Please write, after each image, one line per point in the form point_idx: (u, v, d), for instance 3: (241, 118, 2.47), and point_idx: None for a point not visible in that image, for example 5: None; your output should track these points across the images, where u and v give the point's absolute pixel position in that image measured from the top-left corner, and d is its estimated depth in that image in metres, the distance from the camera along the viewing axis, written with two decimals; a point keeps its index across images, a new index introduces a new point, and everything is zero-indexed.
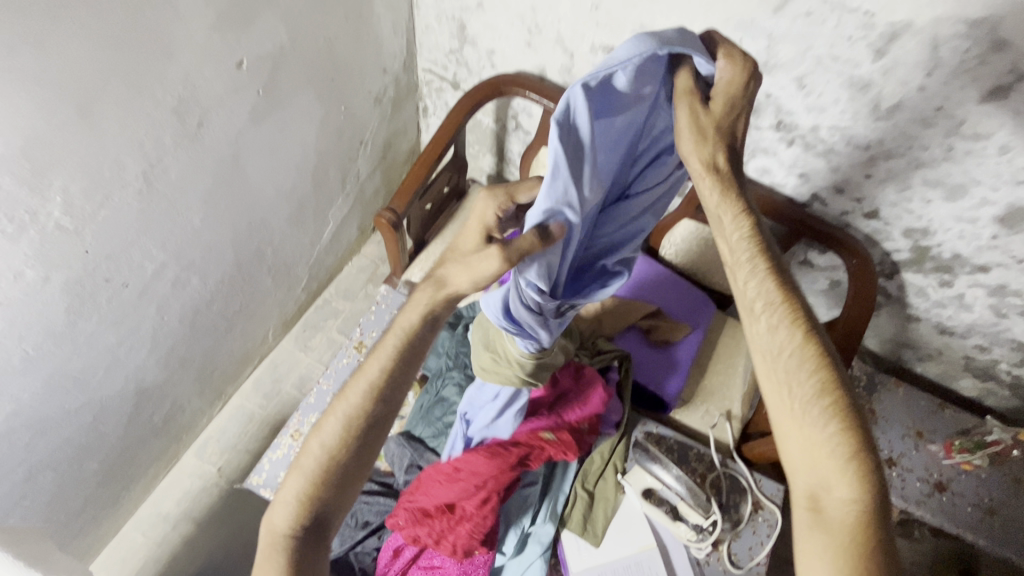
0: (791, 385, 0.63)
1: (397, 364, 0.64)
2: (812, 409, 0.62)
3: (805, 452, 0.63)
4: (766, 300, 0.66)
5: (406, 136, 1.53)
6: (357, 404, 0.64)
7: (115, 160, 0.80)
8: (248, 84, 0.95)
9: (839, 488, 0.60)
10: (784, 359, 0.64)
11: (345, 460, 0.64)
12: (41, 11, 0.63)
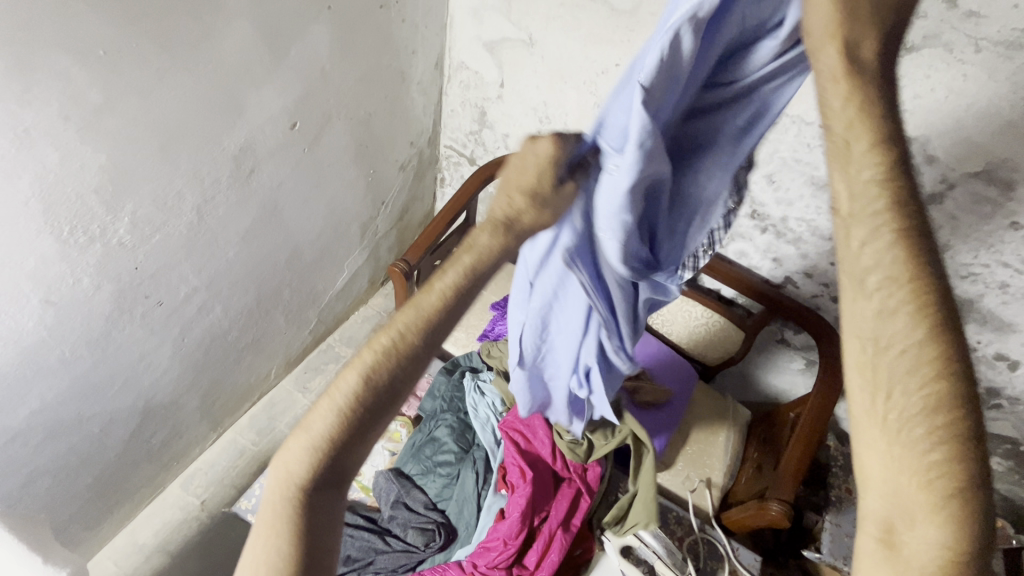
0: (891, 390, 0.46)
1: (408, 346, 0.50)
2: (913, 428, 0.44)
3: (888, 466, 0.46)
4: (892, 277, 0.46)
5: (423, 202, 1.70)
6: (352, 390, 0.49)
7: (177, 193, 0.93)
8: (296, 142, 1.11)
9: (922, 525, 0.44)
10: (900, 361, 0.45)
11: (337, 463, 0.50)
12: (151, 70, 0.79)
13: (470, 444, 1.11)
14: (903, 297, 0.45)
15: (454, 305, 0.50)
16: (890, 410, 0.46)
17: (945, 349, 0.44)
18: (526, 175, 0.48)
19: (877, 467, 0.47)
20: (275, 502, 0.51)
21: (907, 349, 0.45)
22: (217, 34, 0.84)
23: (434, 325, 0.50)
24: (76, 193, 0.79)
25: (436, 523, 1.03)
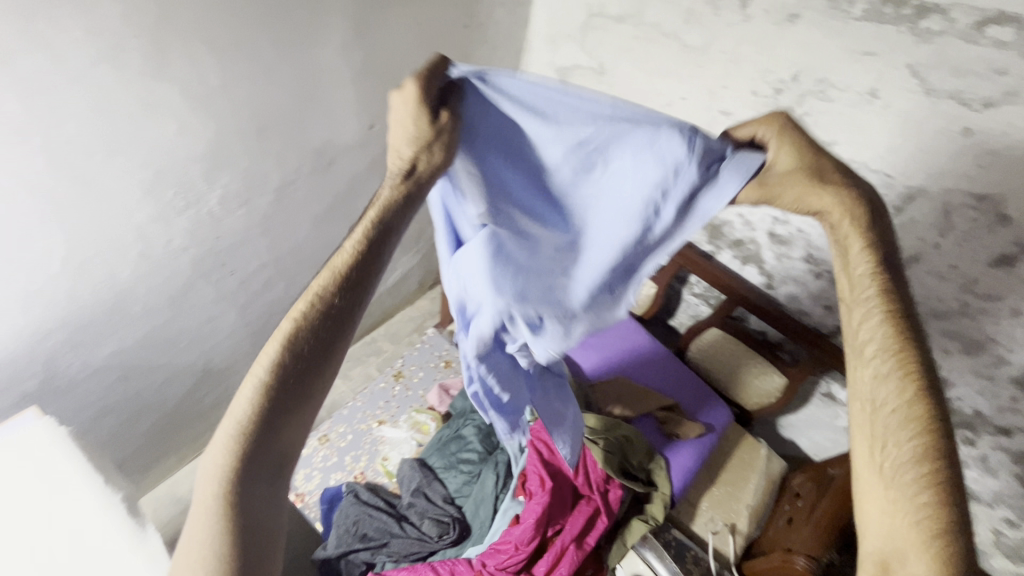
0: (881, 434, 0.41)
1: (323, 310, 0.45)
2: (905, 472, 0.39)
3: (879, 513, 0.40)
4: (877, 326, 0.43)
5: None
6: (267, 369, 0.44)
7: (264, 174, 1.03)
8: (372, 142, 1.20)
9: (910, 564, 0.38)
10: (887, 406, 0.41)
11: (264, 453, 0.45)
12: (261, 63, 0.89)
13: (493, 446, 1.14)
14: (886, 348, 0.42)
15: (373, 263, 0.48)
16: (882, 457, 0.41)
17: (922, 396, 0.40)
18: (405, 122, 0.49)
19: (872, 513, 0.41)
20: (197, 517, 0.44)
21: (895, 397, 0.41)
22: (320, 37, 0.94)
23: (349, 292, 0.47)
24: (181, 162, 0.89)
25: (452, 517, 1.06)
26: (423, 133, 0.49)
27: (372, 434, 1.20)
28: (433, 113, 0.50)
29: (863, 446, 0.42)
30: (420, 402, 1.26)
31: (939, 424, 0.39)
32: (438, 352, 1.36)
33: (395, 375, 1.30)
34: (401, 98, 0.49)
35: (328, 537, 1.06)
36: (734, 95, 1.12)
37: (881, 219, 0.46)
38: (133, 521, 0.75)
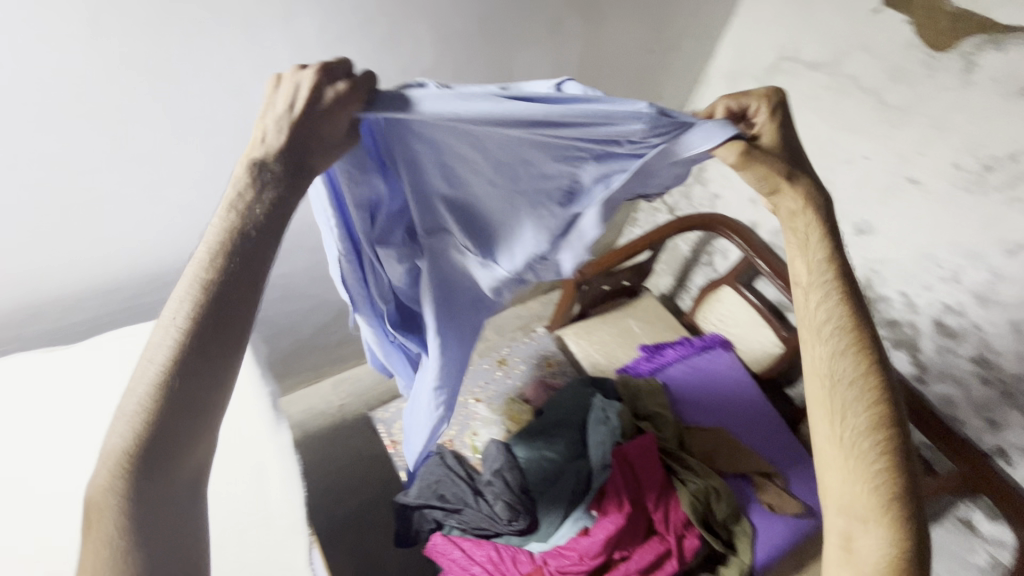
0: (849, 422, 0.63)
1: (202, 304, 0.49)
2: (863, 444, 0.62)
3: (841, 483, 0.63)
4: (842, 336, 0.66)
5: (609, 232, 1.86)
6: (155, 371, 0.48)
7: None
8: None
9: (870, 530, 0.60)
10: (851, 403, 0.64)
11: (164, 442, 0.47)
12: (467, 55, 1.00)
13: (579, 454, 1.15)
14: (850, 358, 0.65)
15: (268, 234, 0.52)
16: (846, 431, 0.63)
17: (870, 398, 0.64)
18: (274, 109, 0.53)
19: (836, 482, 0.63)
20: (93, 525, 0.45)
21: (862, 397, 0.64)
22: (520, 40, 1.04)
23: (242, 261, 0.51)
24: None
25: (524, 505, 1.05)
26: (283, 111, 0.53)
27: (468, 407, 1.26)
28: (291, 104, 0.53)
29: (827, 427, 0.64)
30: (515, 393, 1.31)
31: (888, 422, 0.63)
32: (541, 350, 1.42)
33: (499, 361, 1.37)
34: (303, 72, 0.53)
35: (410, 486, 1.11)
36: (932, 164, 1.03)
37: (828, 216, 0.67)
38: (273, 409, 0.90)
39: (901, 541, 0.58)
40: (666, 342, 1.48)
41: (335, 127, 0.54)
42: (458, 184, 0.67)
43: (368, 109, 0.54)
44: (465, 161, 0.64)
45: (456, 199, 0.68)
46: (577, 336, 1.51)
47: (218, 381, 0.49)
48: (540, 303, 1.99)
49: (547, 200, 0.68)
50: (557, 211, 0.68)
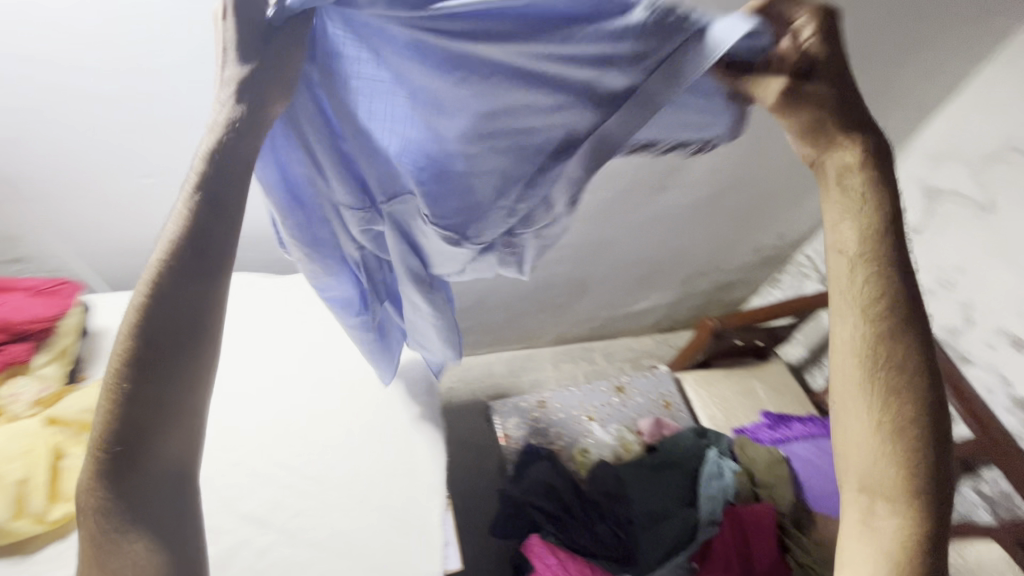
0: (888, 409, 0.57)
1: (139, 324, 0.49)
2: (895, 425, 0.56)
3: (861, 466, 0.58)
4: (880, 324, 0.57)
5: (745, 285, 1.81)
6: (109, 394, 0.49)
7: (618, 173, 1.18)
8: (709, 183, 1.29)
9: (891, 511, 0.55)
10: (890, 389, 0.57)
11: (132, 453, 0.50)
12: None
13: (688, 501, 1.14)
14: (877, 340, 0.57)
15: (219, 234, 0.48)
16: (880, 409, 0.57)
17: (899, 382, 0.57)
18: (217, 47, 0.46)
19: (858, 457, 0.58)
20: (91, 532, 0.50)
21: (893, 383, 0.57)
22: None
23: (193, 260, 0.48)
24: None
25: (626, 536, 1.06)
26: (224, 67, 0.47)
27: (583, 425, 1.29)
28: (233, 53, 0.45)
29: (857, 415, 0.58)
30: (630, 423, 1.31)
31: (917, 403, 0.57)
32: (661, 389, 1.40)
33: (618, 387, 1.38)
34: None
35: (519, 481, 1.15)
36: None
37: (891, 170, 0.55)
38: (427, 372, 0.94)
39: (920, 522, 0.55)
40: (793, 417, 1.40)
41: (250, 36, 0.44)
42: (416, 140, 0.53)
43: (278, 16, 0.44)
44: (410, 101, 0.50)
45: (422, 166, 0.55)
46: (696, 385, 1.46)
47: (181, 387, 0.50)
48: (653, 341, 1.97)
49: (524, 173, 0.55)
50: (540, 177, 0.55)
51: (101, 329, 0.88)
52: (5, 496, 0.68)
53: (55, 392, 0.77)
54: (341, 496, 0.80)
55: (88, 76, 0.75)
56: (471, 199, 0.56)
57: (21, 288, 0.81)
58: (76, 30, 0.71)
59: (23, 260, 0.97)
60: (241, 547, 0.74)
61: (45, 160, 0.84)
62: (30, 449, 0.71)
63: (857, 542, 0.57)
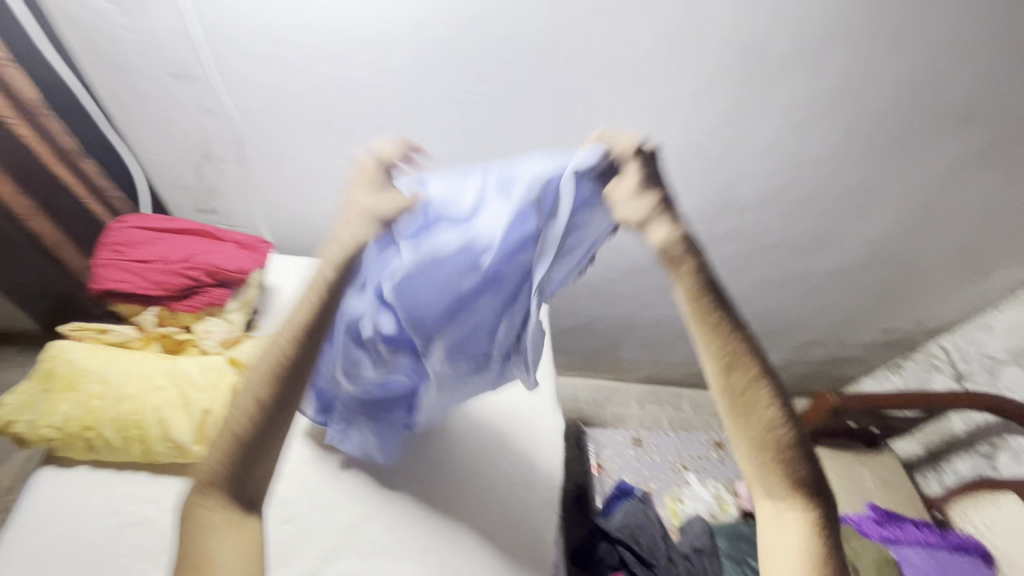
0: (756, 417, 0.52)
1: (288, 355, 0.54)
2: (774, 425, 0.52)
3: (752, 467, 0.53)
4: (718, 338, 0.53)
5: (860, 364, 1.70)
6: (240, 419, 0.53)
7: (766, 230, 1.15)
8: (856, 254, 1.23)
9: (790, 510, 0.53)
10: (753, 396, 0.52)
11: (243, 475, 0.52)
12: (854, 161, 0.99)
13: None
14: (728, 360, 0.52)
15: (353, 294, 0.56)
16: (762, 418, 0.52)
17: (764, 392, 0.53)
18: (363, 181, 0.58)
19: (752, 468, 0.53)
20: (193, 545, 0.50)
21: (753, 392, 0.52)
22: (918, 166, 1.00)
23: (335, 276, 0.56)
24: (728, 196, 1.06)
25: None
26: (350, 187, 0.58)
27: (676, 472, 1.26)
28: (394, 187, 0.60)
29: (735, 429, 0.53)
30: (727, 484, 1.26)
31: (776, 396, 0.53)
32: None
33: (717, 443, 1.34)
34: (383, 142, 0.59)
35: (610, 516, 1.13)
36: None
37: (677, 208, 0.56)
38: (554, 394, 0.99)
39: (816, 510, 0.53)
40: (904, 517, 1.27)
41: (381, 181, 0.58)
42: (433, 296, 0.62)
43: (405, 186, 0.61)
44: (423, 261, 0.60)
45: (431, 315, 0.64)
46: None
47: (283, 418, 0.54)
48: None
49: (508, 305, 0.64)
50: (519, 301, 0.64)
51: (275, 286, 1.00)
52: (192, 422, 0.76)
53: (238, 337, 0.86)
54: (461, 493, 0.83)
55: (303, 69, 0.82)
56: (485, 328, 0.66)
57: (231, 239, 0.88)
58: (303, 23, 0.76)
59: (217, 213, 1.09)
60: (365, 525, 0.78)
61: (261, 134, 0.92)
62: (217, 383, 0.79)
63: (779, 541, 0.53)
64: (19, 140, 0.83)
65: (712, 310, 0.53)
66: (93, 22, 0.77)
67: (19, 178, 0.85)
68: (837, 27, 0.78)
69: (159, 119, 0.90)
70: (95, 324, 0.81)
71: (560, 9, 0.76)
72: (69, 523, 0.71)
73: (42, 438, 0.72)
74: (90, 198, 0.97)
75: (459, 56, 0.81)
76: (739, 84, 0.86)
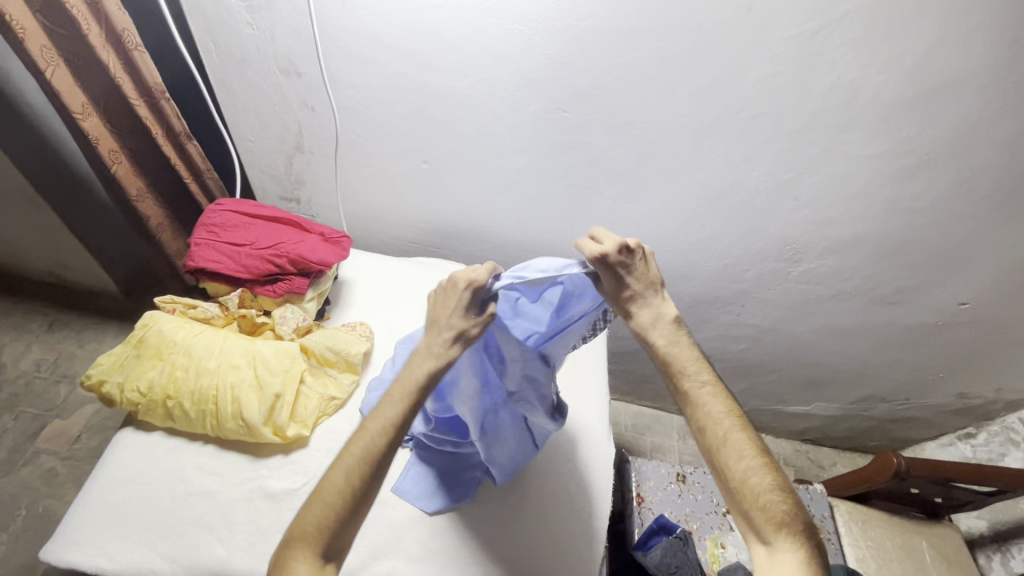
0: (731, 447, 0.62)
1: (393, 434, 0.59)
2: (753, 463, 0.61)
3: (737, 504, 0.61)
4: (688, 376, 0.65)
5: (923, 425, 1.60)
6: (341, 489, 0.56)
7: (846, 276, 1.10)
8: (941, 312, 1.16)
9: (782, 547, 0.57)
10: (724, 429, 0.63)
11: (335, 536, 0.55)
12: (957, 215, 0.93)
13: None
14: (703, 402, 0.64)
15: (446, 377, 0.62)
16: (740, 457, 0.61)
17: (739, 433, 0.63)
18: (450, 302, 0.63)
19: (737, 509, 0.61)
20: None
21: (722, 425, 0.63)
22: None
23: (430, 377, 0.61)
24: (811, 237, 1.02)
25: None
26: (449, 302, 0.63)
27: (720, 514, 1.21)
28: (477, 308, 0.63)
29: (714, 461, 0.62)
30: None
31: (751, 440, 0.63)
32: (813, 510, 1.30)
33: None
34: (469, 269, 0.63)
35: (647, 550, 1.10)
36: None
37: (652, 279, 0.66)
38: (609, 419, 0.97)
39: (809, 551, 0.57)
40: None
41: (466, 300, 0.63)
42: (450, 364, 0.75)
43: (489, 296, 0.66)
44: None
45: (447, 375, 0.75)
46: (849, 517, 1.31)
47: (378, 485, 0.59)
48: (792, 447, 1.83)
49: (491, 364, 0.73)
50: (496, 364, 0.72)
51: (346, 280, 1.03)
52: (263, 403, 0.78)
53: (311, 326, 0.89)
54: (509, 510, 0.82)
55: (402, 72, 0.84)
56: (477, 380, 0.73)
57: (317, 232, 0.91)
58: (412, 29, 0.79)
59: (299, 202, 1.13)
60: (413, 526, 0.79)
61: (352, 131, 0.95)
62: (289, 369, 0.82)
63: None
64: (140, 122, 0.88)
65: (680, 348, 0.66)
66: (220, 15, 0.81)
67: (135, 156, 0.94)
68: (963, 77, 0.74)
69: (261, 109, 0.95)
70: (185, 298, 0.86)
71: (666, 34, 0.75)
72: (143, 484, 0.75)
73: (128, 400, 0.76)
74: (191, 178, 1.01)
75: (557, 75, 0.82)
76: (844, 125, 0.82)
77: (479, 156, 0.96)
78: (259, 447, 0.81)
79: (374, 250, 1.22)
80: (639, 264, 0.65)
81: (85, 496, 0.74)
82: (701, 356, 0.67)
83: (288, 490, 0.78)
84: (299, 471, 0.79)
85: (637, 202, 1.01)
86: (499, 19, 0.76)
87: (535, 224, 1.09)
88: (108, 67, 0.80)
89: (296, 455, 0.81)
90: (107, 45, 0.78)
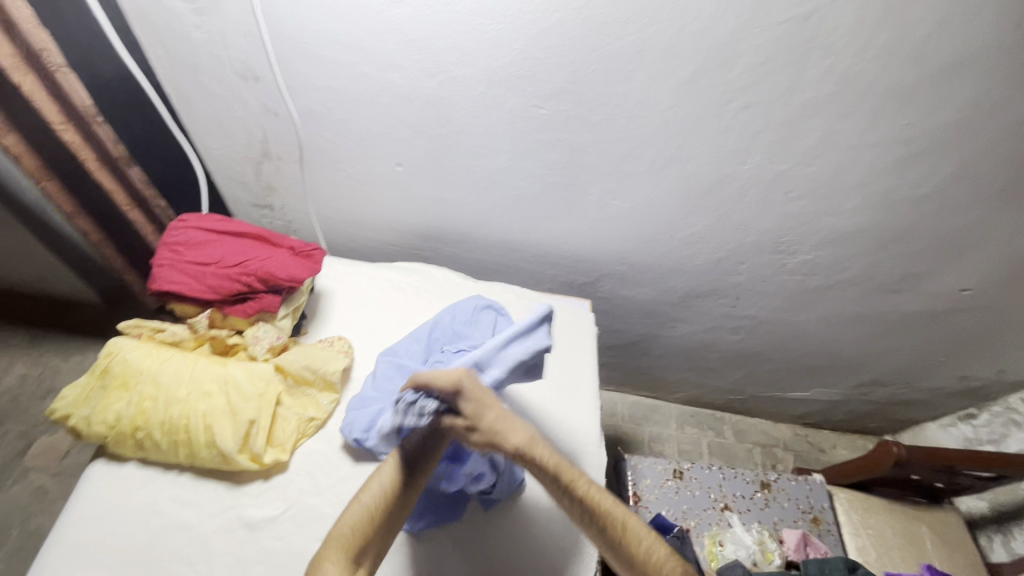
0: (623, 543, 0.69)
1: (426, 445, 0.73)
2: (644, 549, 0.69)
3: None
4: (575, 485, 0.71)
5: (924, 407, 1.58)
6: (384, 487, 0.69)
7: (844, 266, 1.06)
8: (943, 297, 1.12)
9: None
10: (612, 529, 0.70)
11: (375, 529, 0.67)
12: (960, 202, 0.88)
13: None
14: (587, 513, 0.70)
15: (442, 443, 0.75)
16: (630, 549, 0.69)
17: (624, 527, 0.70)
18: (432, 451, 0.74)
19: None
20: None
21: (615, 520, 0.70)
22: None
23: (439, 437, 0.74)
24: (806, 229, 0.98)
25: None
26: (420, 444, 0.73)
27: (718, 510, 1.21)
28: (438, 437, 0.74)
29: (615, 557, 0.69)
30: (772, 529, 1.20)
31: (637, 528, 0.70)
32: (812, 502, 1.26)
33: (764, 482, 1.27)
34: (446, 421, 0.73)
35: None
36: None
37: (491, 407, 0.73)
38: (600, 425, 0.95)
39: None
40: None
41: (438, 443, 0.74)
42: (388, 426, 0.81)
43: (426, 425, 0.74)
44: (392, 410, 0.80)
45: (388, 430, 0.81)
46: (849, 506, 1.29)
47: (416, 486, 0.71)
48: (792, 431, 1.81)
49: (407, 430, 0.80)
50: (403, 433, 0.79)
51: (324, 289, 0.99)
52: (238, 431, 0.75)
53: (286, 343, 0.86)
54: (502, 526, 0.81)
55: (367, 73, 0.79)
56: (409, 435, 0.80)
57: (286, 245, 0.87)
58: (373, 28, 0.73)
59: (272, 209, 1.09)
60: (400, 548, 0.77)
61: (320, 135, 0.90)
62: (263, 393, 0.79)
63: None
64: (66, 145, 0.88)
65: (556, 461, 0.72)
66: (167, 21, 0.76)
67: (65, 177, 0.93)
68: (967, 60, 0.69)
69: (222, 117, 0.90)
70: (151, 322, 0.82)
71: (645, 24, 0.69)
72: (117, 520, 0.73)
73: (96, 434, 0.73)
74: (133, 206, 1.03)
75: (530, 71, 0.76)
76: (839, 115, 0.77)
77: (455, 158, 0.91)
78: (238, 472, 0.79)
79: (353, 254, 1.18)
80: (479, 395, 0.73)
81: (56, 534, 0.71)
82: (573, 466, 0.73)
83: (269, 518, 0.75)
84: (280, 497, 0.77)
85: (624, 199, 0.96)
86: (464, 14, 0.70)
87: (517, 224, 1.04)
88: (25, 89, 0.79)
89: (276, 480, 0.78)
90: (25, 68, 0.77)
